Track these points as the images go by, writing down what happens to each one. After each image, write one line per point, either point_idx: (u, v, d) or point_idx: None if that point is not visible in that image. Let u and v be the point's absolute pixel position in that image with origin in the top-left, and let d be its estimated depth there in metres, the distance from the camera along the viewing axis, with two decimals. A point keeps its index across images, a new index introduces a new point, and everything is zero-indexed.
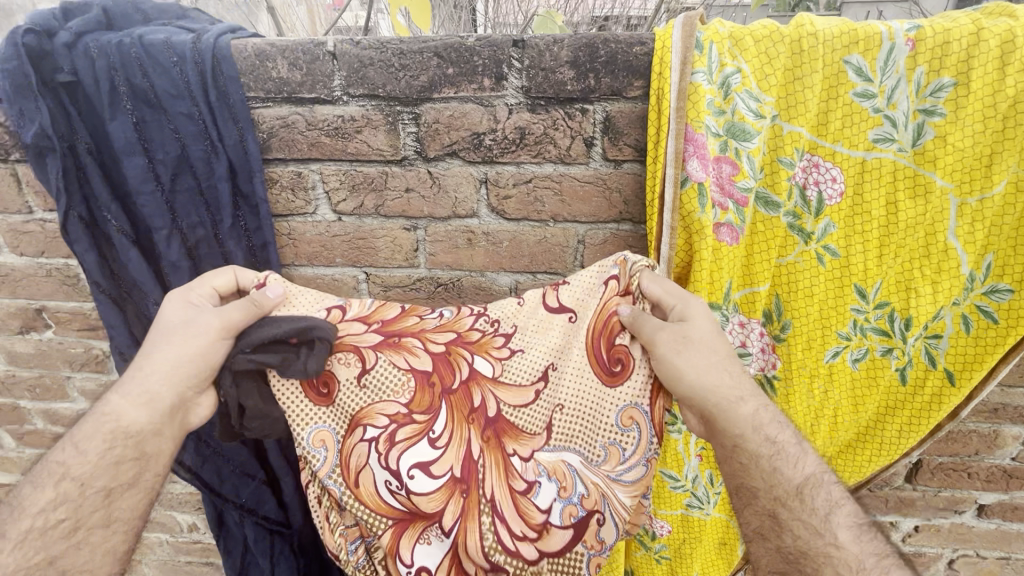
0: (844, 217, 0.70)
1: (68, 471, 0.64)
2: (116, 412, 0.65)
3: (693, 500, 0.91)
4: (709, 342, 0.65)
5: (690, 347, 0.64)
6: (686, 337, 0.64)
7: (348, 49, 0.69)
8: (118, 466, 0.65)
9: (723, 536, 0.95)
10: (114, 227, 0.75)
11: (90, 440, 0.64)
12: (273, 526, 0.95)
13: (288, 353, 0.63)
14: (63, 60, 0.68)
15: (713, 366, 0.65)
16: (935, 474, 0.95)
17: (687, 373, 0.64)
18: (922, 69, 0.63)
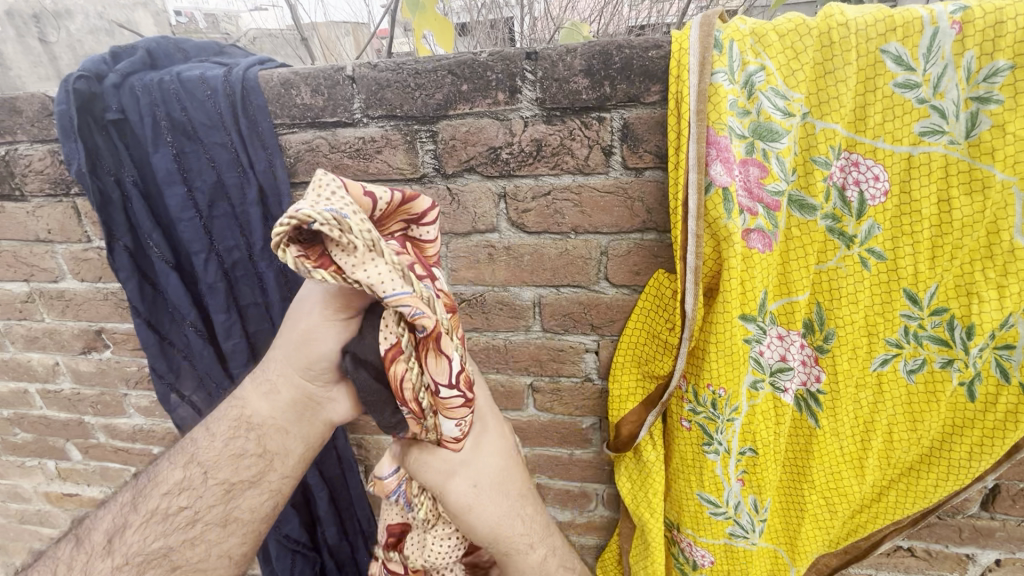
0: (890, 218, 0.64)
1: (195, 454, 0.70)
2: (242, 398, 0.69)
3: (737, 528, 0.84)
4: (498, 478, 0.68)
5: (481, 495, 0.65)
6: (476, 485, 0.64)
7: (366, 73, 0.71)
8: (239, 458, 0.68)
9: (772, 566, 0.90)
10: (156, 252, 0.79)
11: (219, 424, 0.69)
12: (306, 542, 1.00)
13: (408, 401, 0.56)
14: (111, 99, 0.73)
15: (505, 508, 0.67)
16: (1016, 502, 0.85)
17: (486, 514, 0.65)
18: (972, 53, 0.57)
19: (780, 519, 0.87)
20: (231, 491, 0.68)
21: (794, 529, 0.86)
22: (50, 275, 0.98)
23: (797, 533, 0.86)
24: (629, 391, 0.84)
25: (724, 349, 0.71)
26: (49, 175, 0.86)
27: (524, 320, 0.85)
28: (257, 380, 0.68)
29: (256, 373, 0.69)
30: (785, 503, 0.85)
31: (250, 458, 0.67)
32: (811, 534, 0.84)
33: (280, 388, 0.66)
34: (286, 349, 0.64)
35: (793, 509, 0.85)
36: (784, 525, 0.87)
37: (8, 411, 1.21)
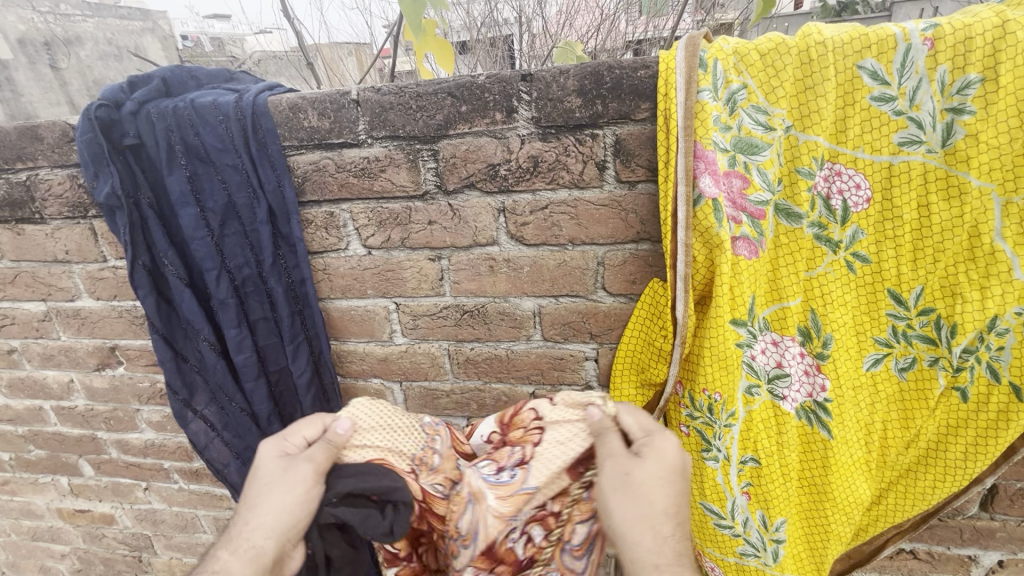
0: (874, 223, 0.67)
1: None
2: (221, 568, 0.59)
3: (748, 547, 0.85)
4: (656, 486, 0.62)
5: (633, 487, 0.61)
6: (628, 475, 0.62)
7: (370, 96, 0.74)
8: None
9: None
10: (171, 271, 0.83)
11: None
12: None
13: (371, 513, 0.62)
14: (129, 126, 0.77)
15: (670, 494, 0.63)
16: (1015, 502, 0.86)
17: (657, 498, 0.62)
18: (944, 67, 0.60)
19: (801, 542, 0.85)
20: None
21: (816, 547, 0.84)
22: (66, 295, 1.01)
23: (822, 555, 0.84)
24: (629, 398, 0.85)
25: (716, 354, 0.73)
26: (68, 199, 0.90)
27: (525, 330, 0.87)
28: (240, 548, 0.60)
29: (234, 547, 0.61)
30: (805, 523, 0.83)
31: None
32: (832, 549, 0.83)
33: (261, 546, 0.60)
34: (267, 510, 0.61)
35: (815, 528, 0.83)
36: (807, 551, 0.85)
37: (24, 428, 1.24)
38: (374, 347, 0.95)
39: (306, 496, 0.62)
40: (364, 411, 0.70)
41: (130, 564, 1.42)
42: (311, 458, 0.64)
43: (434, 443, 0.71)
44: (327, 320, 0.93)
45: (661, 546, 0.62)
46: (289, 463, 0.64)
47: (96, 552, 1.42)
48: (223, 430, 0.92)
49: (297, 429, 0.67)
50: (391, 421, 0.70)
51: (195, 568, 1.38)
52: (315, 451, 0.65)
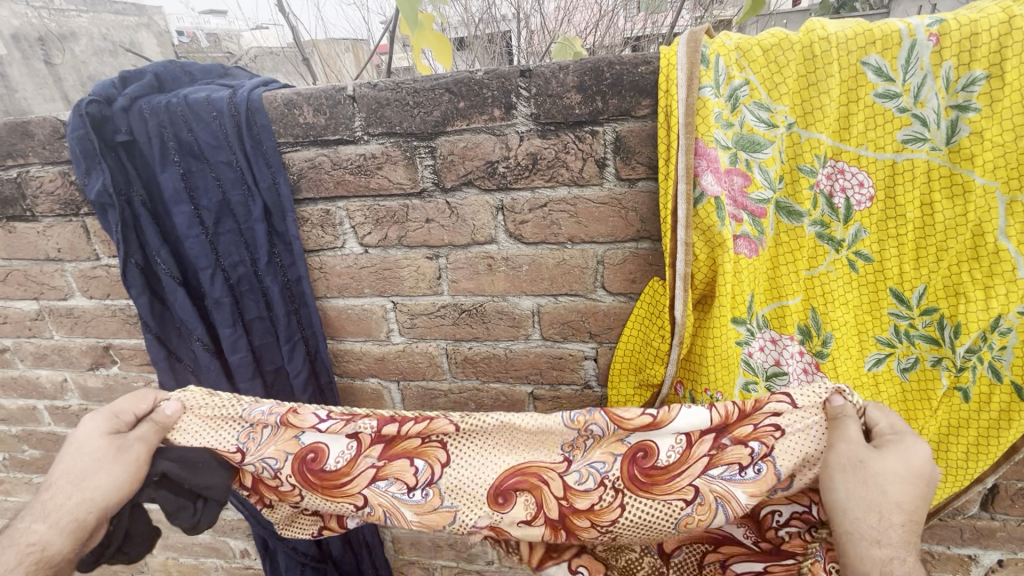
0: (876, 222, 0.66)
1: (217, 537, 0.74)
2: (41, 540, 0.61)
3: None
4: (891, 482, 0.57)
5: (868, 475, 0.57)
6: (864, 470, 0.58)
7: (366, 92, 0.73)
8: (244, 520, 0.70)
9: None
10: (164, 270, 0.81)
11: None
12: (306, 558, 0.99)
13: (185, 504, 0.67)
14: (121, 123, 0.76)
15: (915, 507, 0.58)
16: (1016, 502, 0.85)
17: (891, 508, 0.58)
18: (949, 63, 0.59)
19: None
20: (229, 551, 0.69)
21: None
22: (59, 293, 1.00)
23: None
24: (627, 397, 0.85)
25: (719, 354, 0.72)
26: (60, 196, 0.89)
27: (524, 329, 0.86)
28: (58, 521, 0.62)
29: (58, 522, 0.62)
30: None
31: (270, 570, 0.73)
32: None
33: (83, 518, 0.62)
34: (95, 480, 0.63)
35: None
36: None
37: (18, 428, 1.23)
38: (372, 346, 0.94)
39: (135, 469, 0.65)
40: (191, 401, 0.71)
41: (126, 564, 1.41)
42: (143, 438, 0.67)
43: (257, 436, 0.71)
44: (324, 320, 0.92)
45: (885, 529, 0.57)
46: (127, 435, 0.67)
47: None
48: None
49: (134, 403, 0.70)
50: (204, 405, 0.71)
51: (191, 568, 1.37)
52: (144, 431, 0.68)
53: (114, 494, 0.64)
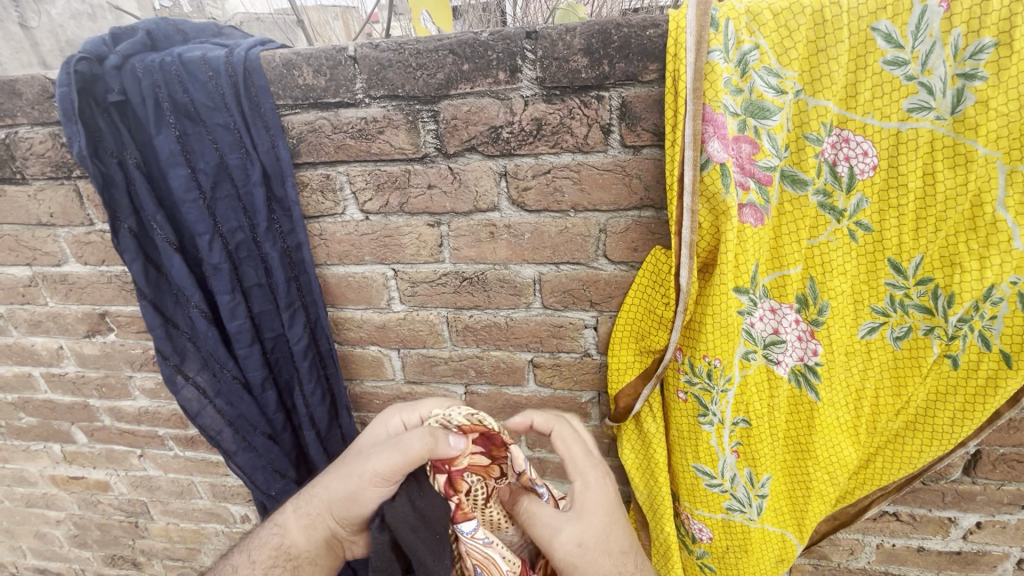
0: (878, 192, 0.67)
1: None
2: (282, 526, 0.81)
3: (734, 503, 0.86)
4: (607, 536, 0.71)
5: (587, 555, 0.69)
6: (583, 544, 0.69)
7: (367, 53, 0.71)
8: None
9: (778, 549, 0.90)
10: (160, 235, 0.81)
11: (258, 553, 0.81)
12: None
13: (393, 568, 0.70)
14: (113, 81, 0.74)
15: (616, 525, 0.73)
16: (996, 466, 0.89)
17: (612, 545, 0.72)
18: (959, 30, 0.59)
19: (785, 498, 0.87)
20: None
21: (799, 505, 0.86)
22: (52, 259, 0.98)
23: (802, 509, 0.86)
24: (626, 364, 0.86)
25: (718, 321, 0.73)
26: (51, 158, 0.87)
27: (525, 298, 0.87)
28: (300, 511, 0.81)
29: (300, 504, 0.81)
30: (792, 483, 0.86)
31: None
32: (815, 507, 0.85)
33: (314, 517, 0.79)
34: (349, 487, 0.74)
35: (798, 486, 0.85)
36: (789, 506, 0.87)
37: (14, 396, 1.22)
38: (372, 314, 0.94)
39: (368, 489, 0.71)
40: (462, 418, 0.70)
41: (127, 530, 1.42)
42: (400, 447, 0.68)
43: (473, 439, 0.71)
44: (324, 287, 0.92)
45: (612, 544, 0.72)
46: (383, 452, 0.70)
47: (92, 518, 1.42)
48: (215, 398, 0.92)
49: (420, 407, 0.84)
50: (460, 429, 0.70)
51: (193, 533, 1.39)
52: (421, 435, 0.68)
53: (345, 502, 0.75)
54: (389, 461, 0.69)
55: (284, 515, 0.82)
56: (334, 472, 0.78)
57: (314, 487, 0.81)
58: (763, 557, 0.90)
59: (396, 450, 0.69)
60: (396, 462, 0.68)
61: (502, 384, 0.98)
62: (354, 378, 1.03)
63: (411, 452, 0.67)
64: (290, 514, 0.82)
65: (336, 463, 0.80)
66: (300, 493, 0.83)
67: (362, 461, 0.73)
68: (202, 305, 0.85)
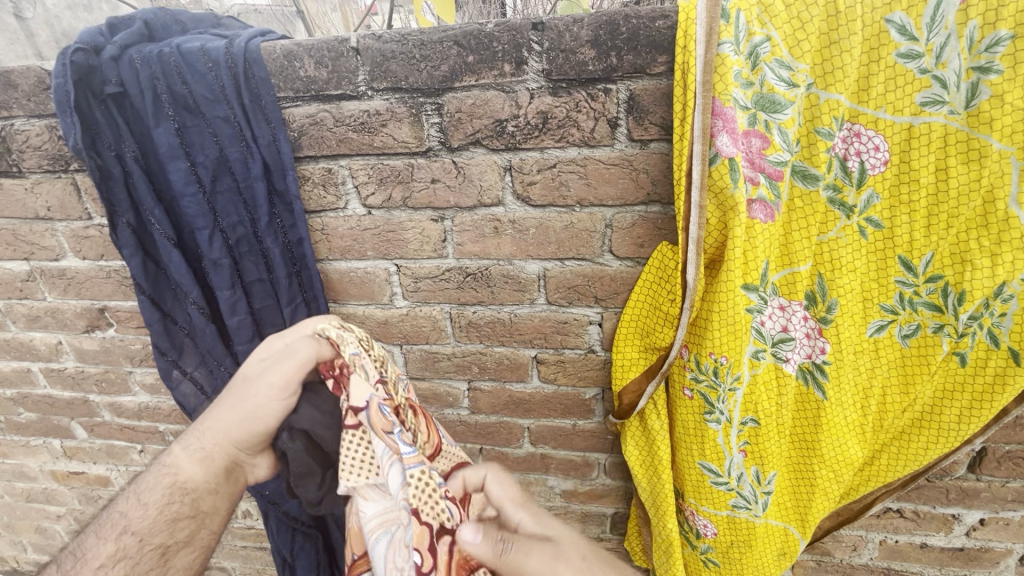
0: (889, 187, 0.66)
1: (128, 524, 0.74)
2: (174, 464, 0.76)
3: (740, 500, 0.86)
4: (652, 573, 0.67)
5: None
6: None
7: (370, 44, 0.70)
8: (174, 522, 0.74)
9: (781, 544, 0.90)
10: (158, 230, 0.79)
11: (151, 493, 0.75)
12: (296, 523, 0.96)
13: (315, 472, 0.69)
14: (110, 73, 0.72)
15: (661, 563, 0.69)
16: (1002, 464, 0.89)
17: None
18: (974, 23, 0.57)
19: (789, 494, 0.87)
20: (167, 553, 0.74)
21: (803, 502, 0.86)
22: (50, 253, 0.97)
23: (805, 505, 0.86)
24: (631, 361, 0.85)
25: (725, 319, 0.72)
26: (48, 151, 0.85)
27: (529, 293, 0.86)
28: (192, 447, 0.76)
29: (190, 440, 0.77)
30: (796, 479, 0.85)
31: (185, 520, 0.75)
32: (819, 505, 0.84)
33: (210, 451, 0.75)
34: (246, 411, 0.72)
35: (802, 483, 0.85)
36: (793, 501, 0.87)
37: (12, 391, 1.22)
38: (374, 310, 0.93)
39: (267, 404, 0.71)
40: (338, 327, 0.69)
41: None
42: (293, 355, 0.69)
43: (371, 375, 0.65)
44: (325, 282, 0.91)
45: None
46: (275, 364, 0.70)
47: (92, 513, 1.42)
48: (213, 394, 0.91)
49: (302, 327, 0.75)
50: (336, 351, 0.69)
51: None
52: (308, 343, 0.69)
53: (242, 427, 0.73)
54: (281, 368, 0.69)
55: (176, 454, 0.77)
56: (224, 403, 0.75)
57: (205, 421, 0.77)
58: (768, 552, 0.90)
59: (287, 356, 0.70)
60: (292, 369, 0.69)
61: (506, 380, 0.97)
62: None
63: (304, 356, 0.69)
64: (181, 452, 0.77)
65: (224, 396, 0.76)
66: (187, 435, 0.78)
67: (255, 381, 0.72)
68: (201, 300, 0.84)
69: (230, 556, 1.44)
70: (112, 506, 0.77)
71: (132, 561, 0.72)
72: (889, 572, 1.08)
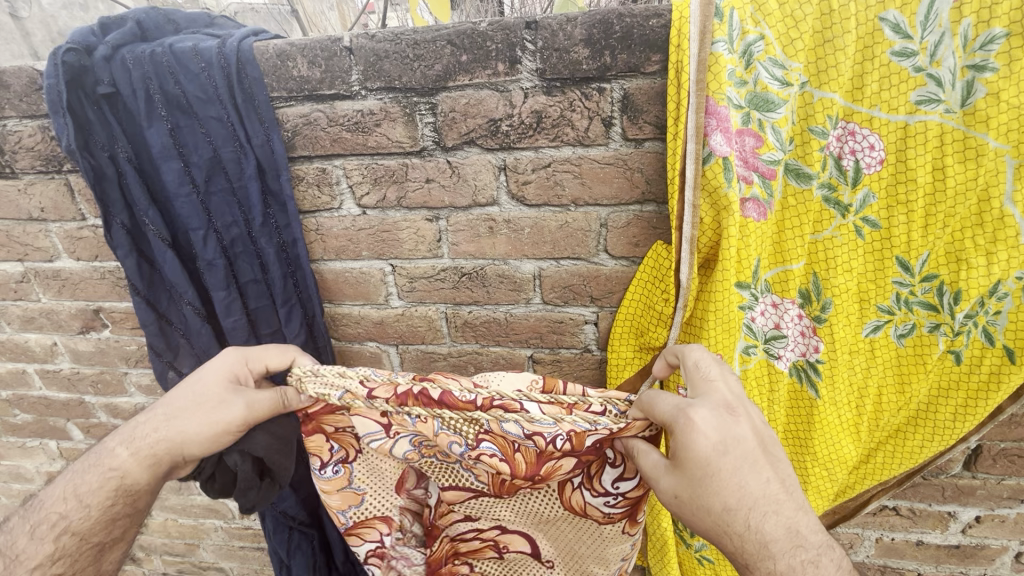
0: (885, 186, 0.65)
1: (67, 525, 0.72)
2: (121, 468, 0.73)
3: None
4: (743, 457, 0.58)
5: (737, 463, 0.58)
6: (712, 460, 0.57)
7: (363, 43, 0.70)
8: (113, 522, 0.75)
9: None
10: (152, 231, 0.79)
11: (92, 495, 0.73)
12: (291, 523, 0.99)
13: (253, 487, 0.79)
14: (102, 73, 0.72)
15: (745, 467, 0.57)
16: (997, 461, 0.89)
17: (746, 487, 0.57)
18: (968, 21, 0.57)
19: None
20: (103, 550, 0.75)
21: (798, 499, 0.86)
22: (44, 255, 0.97)
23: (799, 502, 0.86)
24: (625, 360, 0.86)
25: (721, 318, 0.72)
26: (40, 152, 0.85)
27: (525, 293, 0.86)
28: (140, 453, 0.73)
29: (137, 445, 0.73)
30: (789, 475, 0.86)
31: (123, 520, 0.75)
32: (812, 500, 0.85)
33: (159, 455, 0.73)
34: (202, 433, 0.73)
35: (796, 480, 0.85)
36: None
37: (7, 392, 1.21)
38: (370, 310, 0.93)
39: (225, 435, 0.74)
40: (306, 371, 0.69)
41: None
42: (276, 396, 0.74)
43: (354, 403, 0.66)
44: (320, 282, 0.91)
45: (769, 493, 0.57)
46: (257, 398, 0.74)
47: None
48: None
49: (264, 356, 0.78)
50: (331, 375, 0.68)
51: (191, 528, 1.39)
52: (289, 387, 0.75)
53: (196, 444, 0.73)
54: (261, 408, 0.74)
55: (120, 458, 0.73)
56: (181, 416, 0.73)
57: (155, 428, 0.73)
58: None
59: (269, 397, 0.74)
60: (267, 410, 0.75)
61: None
62: None
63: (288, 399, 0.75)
64: (125, 456, 0.73)
65: (178, 405, 0.74)
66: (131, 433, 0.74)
67: (226, 408, 0.74)
68: (195, 301, 0.84)
69: (227, 557, 1.44)
70: (43, 505, 0.74)
71: (70, 559, 0.73)
72: (885, 570, 1.08)
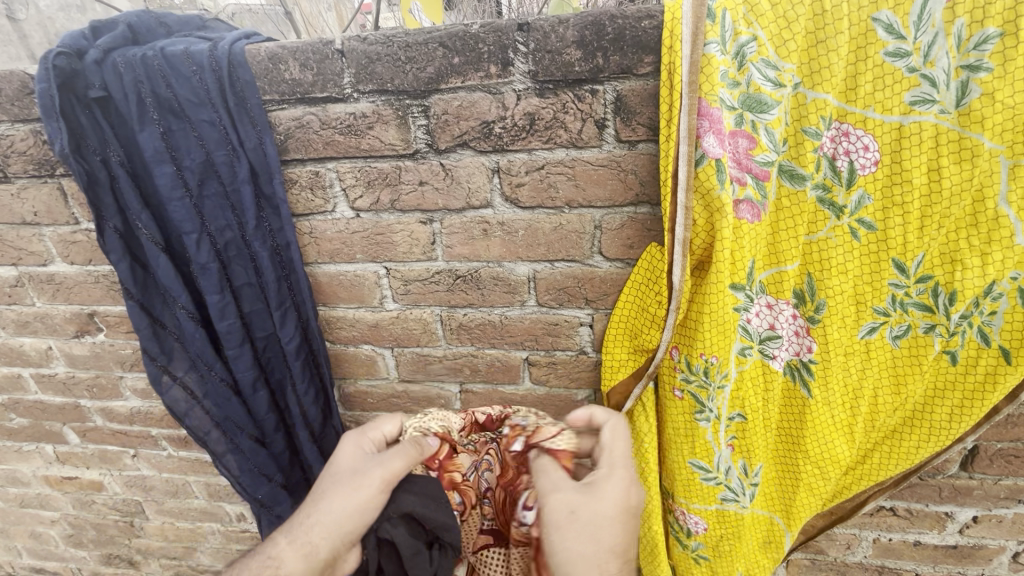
0: (880, 188, 0.65)
1: None
2: (279, 557, 0.67)
3: (728, 493, 0.85)
4: (603, 524, 0.66)
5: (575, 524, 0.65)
6: (574, 512, 0.66)
7: (355, 46, 0.70)
8: None
9: (766, 534, 0.91)
10: (145, 234, 0.79)
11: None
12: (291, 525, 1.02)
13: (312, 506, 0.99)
14: (93, 76, 0.71)
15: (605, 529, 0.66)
16: (994, 461, 0.89)
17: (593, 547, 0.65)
18: (962, 20, 0.57)
19: (775, 484, 0.87)
20: None
21: (791, 498, 0.86)
22: (38, 259, 0.97)
23: (792, 499, 0.86)
24: (619, 362, 0.85)
25: (716, 320, 0.72)
26: (33, 156, 0.85)
27: (520, 295, 0.85)
28: (301, 545, 0.67)
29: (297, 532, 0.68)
30: (784, 473, 0.85)
31: None
32: (805, 500, 0.84)
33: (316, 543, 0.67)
34: (334, 510, 0.67)
35: (789, 476, 0.85)
36: (780, 493, 0.87)
37: (3, 396, 1.21)
38: (365, 313, 0.93)
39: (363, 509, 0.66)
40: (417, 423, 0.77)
41: (123, 530, 1.42)
42: (400, 454, 0.70)
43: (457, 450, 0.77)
44: (315, 286, 0.90)
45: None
46: (381, 460, 0.69)
47: (87, 518, 1.41)
48: (203, 399, 0.91)
49: (379, 425, 0.79)
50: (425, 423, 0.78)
51: (189, 532, 1.39)
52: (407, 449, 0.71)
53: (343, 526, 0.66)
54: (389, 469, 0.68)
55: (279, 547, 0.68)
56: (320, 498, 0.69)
57: (309, 513, 0.69)
58: (751, 541, 0.91)
59: (396, 455, 0.69)
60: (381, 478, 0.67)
61: (498, 382, 0.97)
62: (347, 377, 1.02)
63: (411, 454, 0.70)
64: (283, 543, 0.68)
65: (318, 489, 0.71)
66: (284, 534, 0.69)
67: (359, 476, 0.68)
68: (189, 304, 0.84)
69: (225, 560, 1.44)
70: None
71: None
72: (883, 570, 1.08)
